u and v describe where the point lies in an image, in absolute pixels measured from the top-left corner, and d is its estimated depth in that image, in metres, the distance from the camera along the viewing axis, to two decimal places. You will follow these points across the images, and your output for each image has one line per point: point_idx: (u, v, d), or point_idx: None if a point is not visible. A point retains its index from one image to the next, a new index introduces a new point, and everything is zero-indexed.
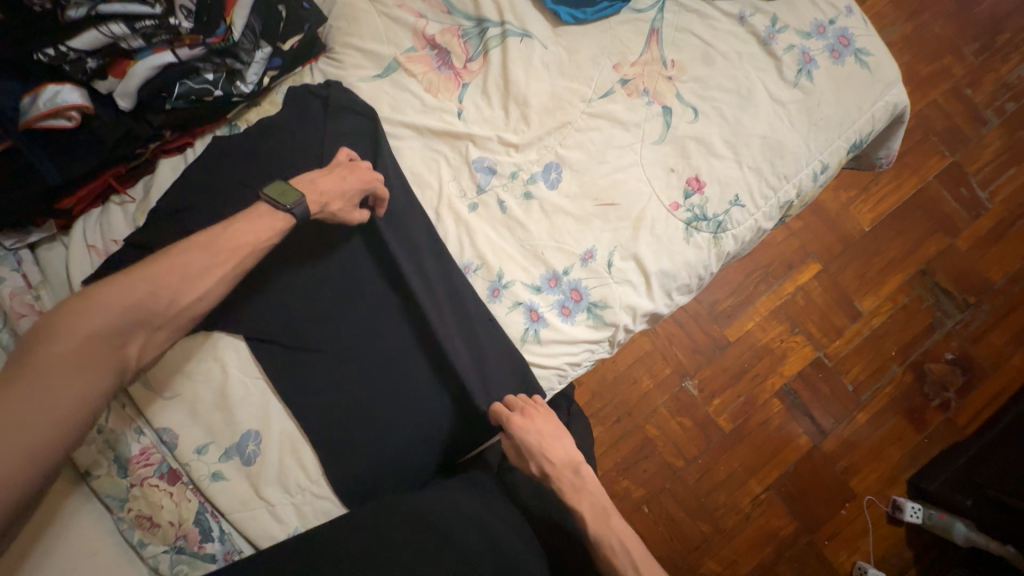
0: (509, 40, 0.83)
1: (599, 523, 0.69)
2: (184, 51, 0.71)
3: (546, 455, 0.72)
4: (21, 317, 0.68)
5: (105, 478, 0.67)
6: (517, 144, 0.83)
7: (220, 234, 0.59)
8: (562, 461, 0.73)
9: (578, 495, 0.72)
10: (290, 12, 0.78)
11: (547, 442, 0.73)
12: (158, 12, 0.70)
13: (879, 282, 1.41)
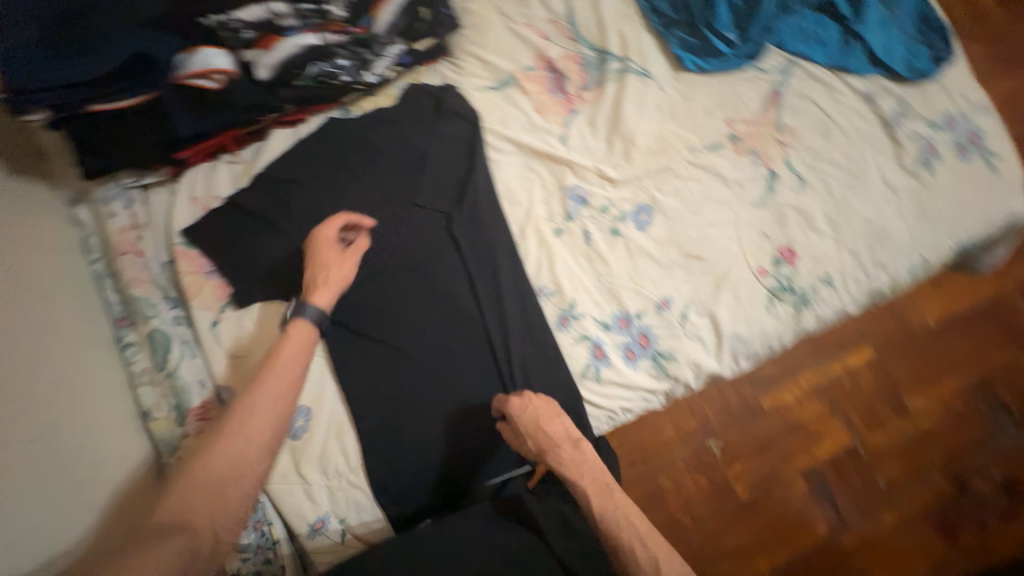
0: (628, 77, 0.84)
1: (601, 498, 0.68)
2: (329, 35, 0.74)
3: (541, 436, 0.69)
4: (124, 255, 0.74)
5: (163, 422, 0.71)
6: (614, 179, 0.83)
7: (274, 369, 0.66)
8: (561, 443, 0.70)
9: (580, 474, 0.69)
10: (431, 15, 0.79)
11: (543, 424, 0.70)
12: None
13: (930, 380, 1.32)
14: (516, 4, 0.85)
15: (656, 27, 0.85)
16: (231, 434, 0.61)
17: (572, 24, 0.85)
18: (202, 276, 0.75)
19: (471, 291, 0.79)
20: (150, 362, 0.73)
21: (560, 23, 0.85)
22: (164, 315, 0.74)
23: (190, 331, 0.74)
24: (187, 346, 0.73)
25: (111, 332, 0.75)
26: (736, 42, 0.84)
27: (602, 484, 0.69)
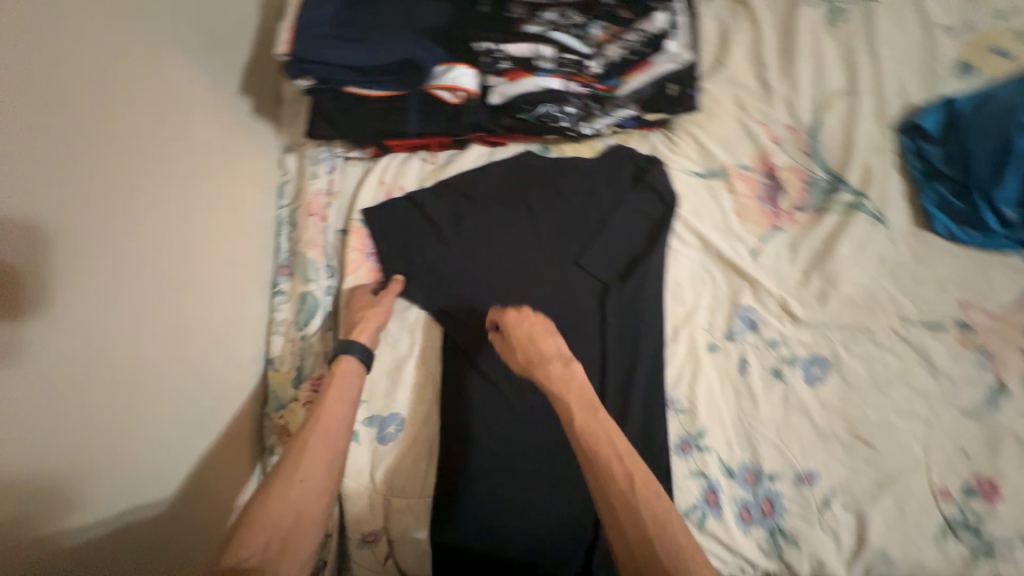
0: (857, 215, 0.74)
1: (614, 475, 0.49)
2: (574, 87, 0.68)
3: (533, 348, 0.62)
4: (311, 217, 0.80)
5: (282, 375, 0.75)
6: (798, 318, 0.73)
7: (328, 402, 0.61)
8: (557, 361, 0.59)
9: (601, 430, 0.52)
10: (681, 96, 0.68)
11: (536, 342, 0.62)
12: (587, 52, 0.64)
13: None
14: (758, 99, 0.79)
15: (913, 172, 0.74)
16: (300, 461, 0.55)
17: (814, 138, 0.77)
18: (363, 256, 0.79)
19: (598, 374, 0.73)
20: (291, 316, 0.77)
21: (800, 133, 0.77)
22: (320, 282, 0.78)
23: (334, 302, 0.78)
24: (326, 318, 0.77)
25: (271, 275, 0.81)
26: (1015, 222, 0.69)
27: (601, 435, 0.52)
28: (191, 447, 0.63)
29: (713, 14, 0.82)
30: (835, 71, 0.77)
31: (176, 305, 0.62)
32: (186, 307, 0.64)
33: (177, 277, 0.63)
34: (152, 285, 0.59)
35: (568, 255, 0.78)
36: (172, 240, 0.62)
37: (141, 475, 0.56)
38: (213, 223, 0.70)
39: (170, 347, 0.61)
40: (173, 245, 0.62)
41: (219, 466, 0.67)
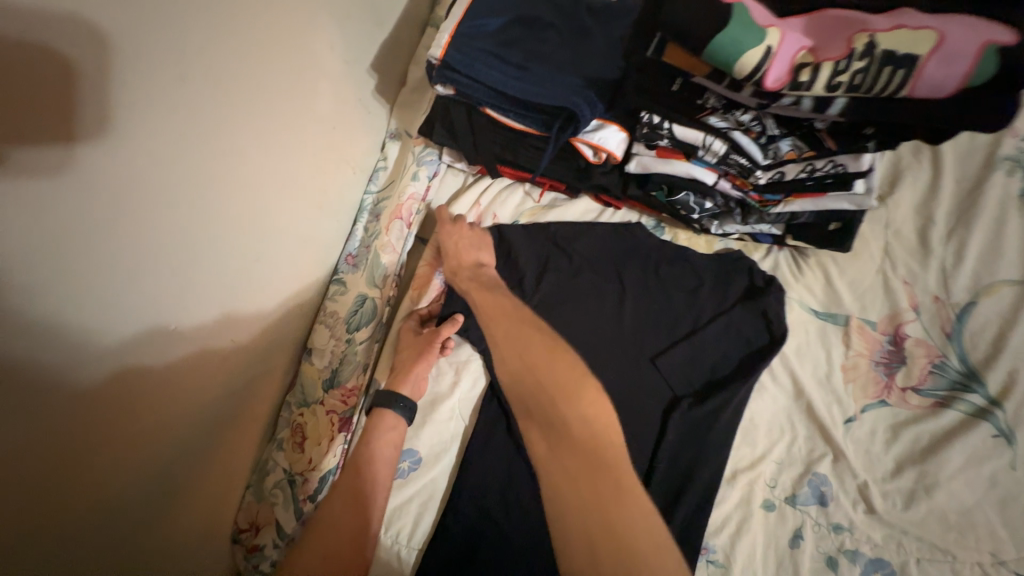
0: (981, 424, 0.64)
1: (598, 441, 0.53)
2: (726, 187, 0.59)
3: (454, 261, 0.70)
4: (396, 219, 0.74)
5: (314, 372, 0.70)
6: (874, 509, 0.65)
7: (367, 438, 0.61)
8: (468, 266, 0.70)
9: (566, 388, 0.56)
10: (838, 236, 0.60)
11: (459, 253, 0.71)
12: (761, 162, 0.54)
13: None
14: (912, 255, 0.69)
15: None
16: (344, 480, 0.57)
17: (961, 321, 0.67)
18: (431, 273, 0.76)
19: None
20: (340, 311, 0.71)
21: (947, 309, 0.68)
22: (384, 291, 0.73)
23: (388, 315, 0.75)
24: (377, 328, 0.73)
25: (335, 261, 0.77)
26: None
27: (573, 380, 0.57)
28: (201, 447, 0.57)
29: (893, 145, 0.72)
30: (1013, 255, 0.67)
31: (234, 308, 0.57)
32: (245, 306, 0.59)
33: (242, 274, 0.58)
34: (217, 285, 0.54)
35: (647, 350, 0.70)
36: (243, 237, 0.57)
37: (148, 479, 0.50)
38: (298, 209, 0.66)
39: (216, 348, 0.56)
40: (245, 241, 0.57)
41: (223, 451, 0.62)
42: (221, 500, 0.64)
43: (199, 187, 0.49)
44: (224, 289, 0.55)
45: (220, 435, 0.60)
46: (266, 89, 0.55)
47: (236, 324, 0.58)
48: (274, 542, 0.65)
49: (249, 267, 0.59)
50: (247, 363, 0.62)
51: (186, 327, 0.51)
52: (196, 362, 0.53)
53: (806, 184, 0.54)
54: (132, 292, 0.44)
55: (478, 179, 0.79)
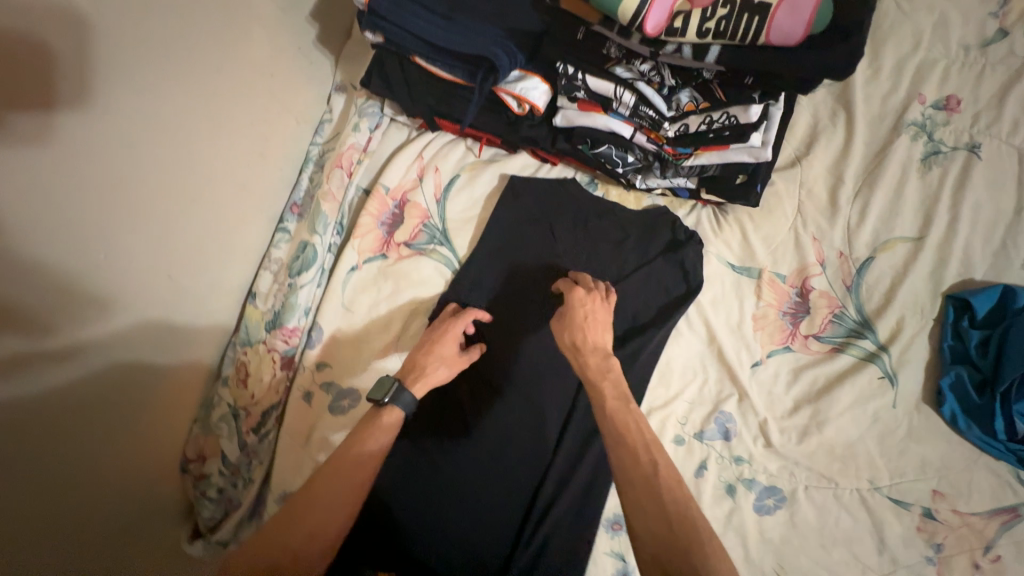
0: (869, 366, 0.71)
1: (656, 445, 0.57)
2: (642, 139, 0.63)
3: (581, 336, 0.65)
4: (338, 168, 0.76)
5: (258, 313, 0.73)
6: (771, 443, 0.71)
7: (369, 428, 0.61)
8: (598, 355, 0.64)
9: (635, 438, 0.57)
10: (744, 188, 0.64)
11: (590, 334, 0.66)
12: (665, 113, 0.60)
13: None
14: (821, 213, 0.75)
15: (943, 347, 0.70)
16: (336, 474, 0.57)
17: (860, 274, 0.73)
18: (376, 223, 0.79)
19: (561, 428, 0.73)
20: (286, 258, 0.76)
21: (849, 264, 0.73)
22: (325, 238, 0.75)
23: (331, 262, 0.77)
24: (319, 274, 0.74)
25: (280, 210, 0.79)
26: (1019, 434, 0.67)
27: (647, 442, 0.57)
28: (154, 392, 0.63)
29: (812, 109, 0.76)
30: (909, 214, 0.72)
31: (158, 264, 0.58)
32: (173, 262, 0.60)
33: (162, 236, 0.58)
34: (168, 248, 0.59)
35: None
36: (152, 203, 0.56)
37: (106, 421, 0.57)
38: (237, 157, 0.67)
39: (120, 319, 0.55)
40: (168, 195, 0.58)
41: (172, 390, 0.66)
42: (169, 431, 0.68)
43: (115, 131, 0.50)
44: (144, 247, 0.56)
45: (175, 384, 0.66)
46: (195, 32, 0.56)
47: (161, 279, 0.59)
48: (220, 470, 0.70)
49: (176, 225, 0.59)
50: (177, 318, 0.64)
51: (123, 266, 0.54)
52: (137, 329, 0.58)
53: (704, 133, 0.59)
54: (50, 229, 0.46)
55: (421, 134, 0.83)
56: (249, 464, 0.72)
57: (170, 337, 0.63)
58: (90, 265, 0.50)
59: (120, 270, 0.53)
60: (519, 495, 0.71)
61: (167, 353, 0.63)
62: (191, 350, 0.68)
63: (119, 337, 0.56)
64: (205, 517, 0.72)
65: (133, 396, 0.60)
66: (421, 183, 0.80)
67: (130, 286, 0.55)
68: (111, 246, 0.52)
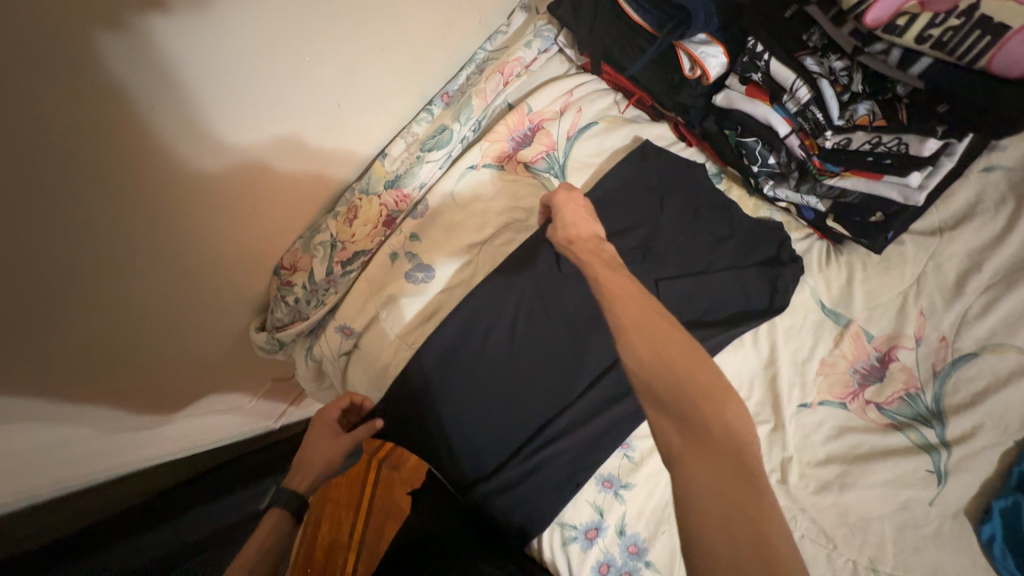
0: (922, 456, 0.67)
1: (691, 372, 0.46)
2: (794, 142, 0.65)
3: (573, 231, 0.67)
4: (498, 73, 0.82)
5: (382, 171, 0.82)
6: (786, 482, 0.71)
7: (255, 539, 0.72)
8: (590, 237, 0.67)
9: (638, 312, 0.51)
10: (873, 229, 0.63)
11: (574, 228, 0.68)
12: (834, 120, 0.62)
13: None
14: (939, 292, 0.71)
15: (1012, 471, 0.65)
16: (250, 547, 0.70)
17: (954, 365, 0.69)
18: (507, 136, 0.84)
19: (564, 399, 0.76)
20: (422, 136, 0.83)
21: (946, 351, 0.69)
22: (463, 129, 0.82)
23: (457, 153, 0.84)
24: (445, 158, 0.82)
25: (432, 94, 0.87)
26: None
27: (643, 314, 0.51)
28: (268, 216, 0.74)
29: (978, 187, 0.71)
30: None
31: (285, 130, 0.66)
32: (296, 132, 0.68)
33: (303, 88, 0.65)
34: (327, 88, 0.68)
35: (656, 271, 0.75)
36: (301, 69, 0.63)
37: (229, 222, 0.68)
38: (418, 29, 0.76)
39: (264, 130, 0.64)
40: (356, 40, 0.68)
41: (288, 207, 0.76)
42: (278, 232, 0.78)
43: None
44: (278, 112, 0.64)
45: (288, 215, 0.77)
46: None
47: (280, 146, 0.67)
48: (304, 285, 0.80)
49: (322, 88, 0.67)
50: (283, 183, 0.72)
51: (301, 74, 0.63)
52: (278, 148, 0.67)
53: (865, 157, 0.60)
54: (219, 65, 0.54)
55: (580, 72, 0.87)
56: (325, 291, 0.81)
57: (310, 164, 0.74)
58: (229, 112, 0.58)
59: (248, 126, 0.61)
60: (533, 418, 0.76)
61: (303, 172, 0.74)
62: (280, 217, 0.76)
63: (218, 188, 0.63)
64: (274, 317, 0.82)
65: (254, 212, 0.70)
66: (560, 117, 0.84)
67: (257, 138, 0.63)
68: (256, 96, 0.60)
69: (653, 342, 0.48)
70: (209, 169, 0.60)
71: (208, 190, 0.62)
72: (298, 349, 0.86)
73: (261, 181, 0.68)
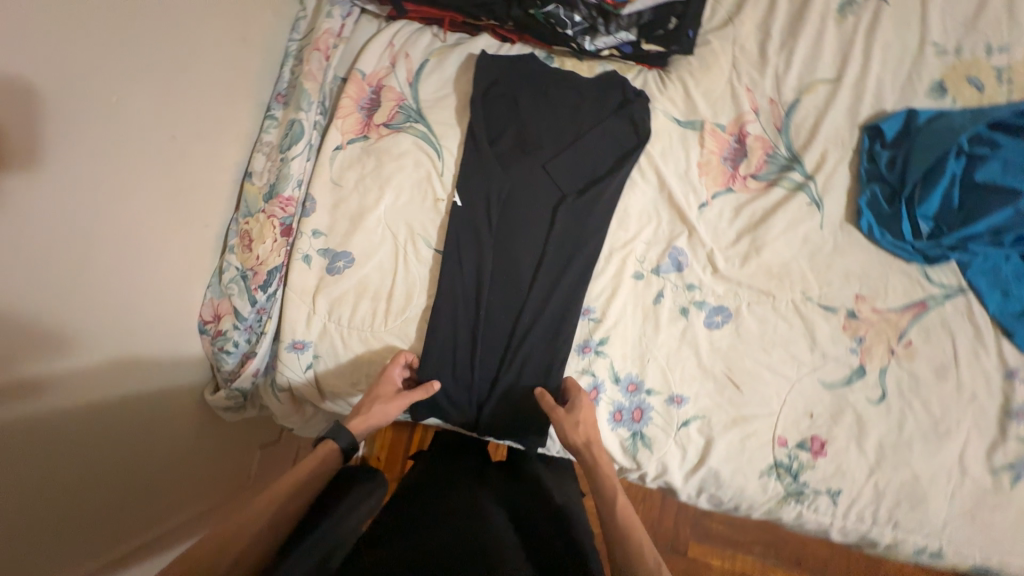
0: (799, 194, 0.81)
1: (632, 535, 0.66)
2: None
3: (591, 431, 0.74)
4: (316, 51, 0.83)
5: (256, 189, 0.82)
6: (718, 270, 0.82)
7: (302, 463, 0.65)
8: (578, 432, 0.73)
9: (588, 439, 0.73)
10: (675, 30, 0.82)
11: (598, 451, 0.73)
12: None
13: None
14: (753, 66, 0.83)
15: (861, 170, 0.80)
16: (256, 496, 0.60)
17: (788, 116, 0.82)
18: (355, 106, 0.86)
19: (520, 302, 0.82)
20: (276, 140, 0.84)
21: (779, 108, 0.83)
22: (310, 115, 0.82)
23: (318, 140, 0.85)
24: (307, 147, 0.82)
25: (266, 99, 0.87)
26: (924, 235, 0.77)
27: (595, 447, 0.73)
28: (170, 297, 0.75)
29: None
30: (828, 59, 0.82)
31: (130, 192, 0.65)
32: (148, 200, 0.68)
33: (138, 154, 0.65)
34: (163, 138, 0.68)
35: (539, 159, 0.83)
36: (111, 114, 0.61)
37: (137, 325, 0.70)
38: (219, 37, 0.75)
39: (120, 209, 0.64)
40: (158, 65, 0.66)
41: (182, 267, 0.76)
42: (184, 287, 0.77)
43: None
44: (127, 194, 0.65)
45: (190, 283, 0.78)
46: None
47: (143, 219, 0.67)
48: (235, 326, 0.79)
49: (146, 129, 0.66)
50: (160, 249, 0.71)
51: (125, 126, 0.63)
52: (142, 230, 0.68)
53: None
54: (34, 152, 0.53)
55: (390, 22, 0.90)
56: (259, 321, 0.81)
57: (172, 216, 0.72)
58: (79, 219, 0.59)
59: (100, 229, 0.62)
60: (501, 330, 0.82)
61: (170, 219, 0.72)
62: (172, 285, 0.75)
63: (113, 294, 0.65)
64: (224, 371, 0.82)
65: (158, 303, 0.72)
66: (394, 69, 0.87)
67: (110, 214, 0.63)
68: (82, 169, 0.58)
69: (613, 495, 0.70)
70: (98, 280, 0.63)
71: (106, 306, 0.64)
72: (263, 389, 0.86)
73: (142, 260, 0.68)
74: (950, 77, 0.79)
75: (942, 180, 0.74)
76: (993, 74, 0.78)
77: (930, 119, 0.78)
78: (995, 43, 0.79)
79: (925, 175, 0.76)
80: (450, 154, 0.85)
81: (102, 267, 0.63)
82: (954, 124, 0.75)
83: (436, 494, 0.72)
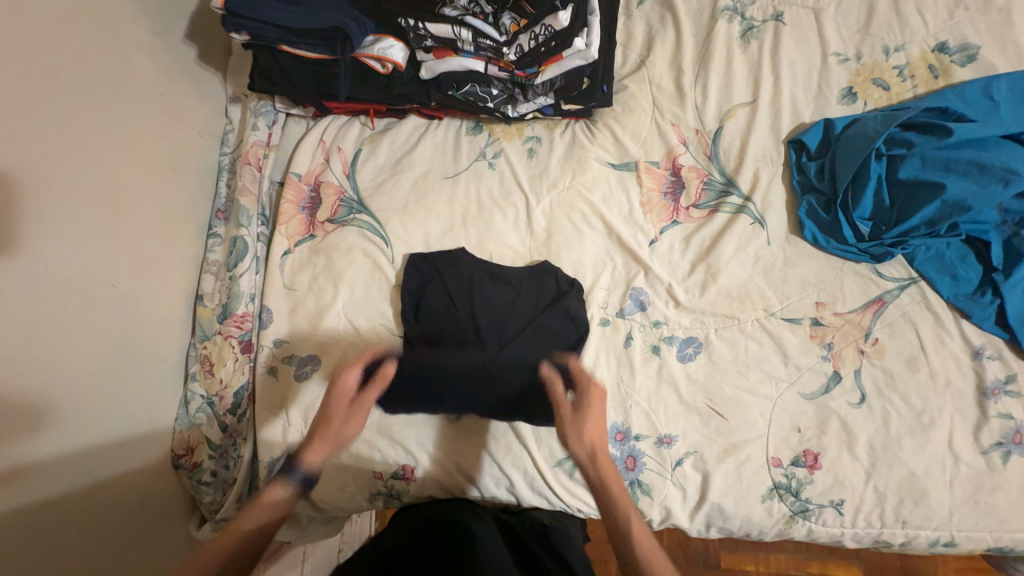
0: (740, 217, 0.82)
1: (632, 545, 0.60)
2: (494, 70, 0.80)
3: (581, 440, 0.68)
4: (247, 165, 0.87)
5: (209, 312, 0.84)
6: (680, 302, 0.82)
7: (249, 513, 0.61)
8: None
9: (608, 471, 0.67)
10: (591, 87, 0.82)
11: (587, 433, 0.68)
12: (500, 39, 0.77)
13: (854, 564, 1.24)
14: (673, 101, 0.86)
15: (794, 182, 0.83)
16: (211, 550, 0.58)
17: (715, 143, 0.85)
18: (296, 209, 0.87)
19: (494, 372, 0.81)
20: (223, 259, 0.86)
21: (705, 137, 0.85)
22: (251, 229, 0.85)
23: (266, 251, 0.86)
24: (254, 262, 0.84)
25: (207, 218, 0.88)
26: (865, 236, 0.79)
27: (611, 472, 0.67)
28: (139, 438, 0.74)
29: (644, 20, 0.90)
30: (741, 84, 0.85)
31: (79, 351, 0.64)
32: (100, 348, 0.67)
33: (83, 309, 0.65)
34: (106, 289, 0.68)
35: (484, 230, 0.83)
36: (43, 283, 0.60)
37: (116, 475, 0.69)
38: (149, 173, 0.76)
39: (70, 370, 0.63)
40: (87, 218, 0.66)
41: (146, 407, 0.75)
42: (150, 427, 0.76)
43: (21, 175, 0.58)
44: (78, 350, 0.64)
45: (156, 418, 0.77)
46: (79, 79, 0.66)
47: (95, 373, 0.67)
48: (209, 455, 0.80)
49: (83, 285, 0.65)
50: (117, 397, 0.70)
51: (66, 285, 0.63)
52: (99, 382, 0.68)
53: (539, 50, 0.76)
54: None
55: (317, 120, 0.92)
56: (233, 445, 0.81)
57: (128, 359, 0.72)
58: (28, 395, 0.58)
59: (55, 395, 0.61)
60: None
61: (125, 364, 0.71)
62: (136, 430, 0.73)
63: (66, 467, 0.62)
64: (207, 503, 0.80)
65: (134, 449, 0.72)
66: (329, 165, 0.88)
67: (60, 379, 0.62)
68: (28, 346, 0.58)
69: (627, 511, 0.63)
70: (60, 445, 0.62)
71: (53, 482, 0.61)
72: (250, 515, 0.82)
73: (104, 412, 0.68)
74: (857, 82, 0.83)
75: (869, 184, 0.77)
76: (895, 73, 0.83)
77: (846, 126, 0.81)
78: (890, 44, 0.83)
79: (853, 179, 0.79)
80: (398, 239, 0.85)
81: (61, 433, 0.62)
82: (868, 129, 0.78)
83: (448, 532, 0.68)
